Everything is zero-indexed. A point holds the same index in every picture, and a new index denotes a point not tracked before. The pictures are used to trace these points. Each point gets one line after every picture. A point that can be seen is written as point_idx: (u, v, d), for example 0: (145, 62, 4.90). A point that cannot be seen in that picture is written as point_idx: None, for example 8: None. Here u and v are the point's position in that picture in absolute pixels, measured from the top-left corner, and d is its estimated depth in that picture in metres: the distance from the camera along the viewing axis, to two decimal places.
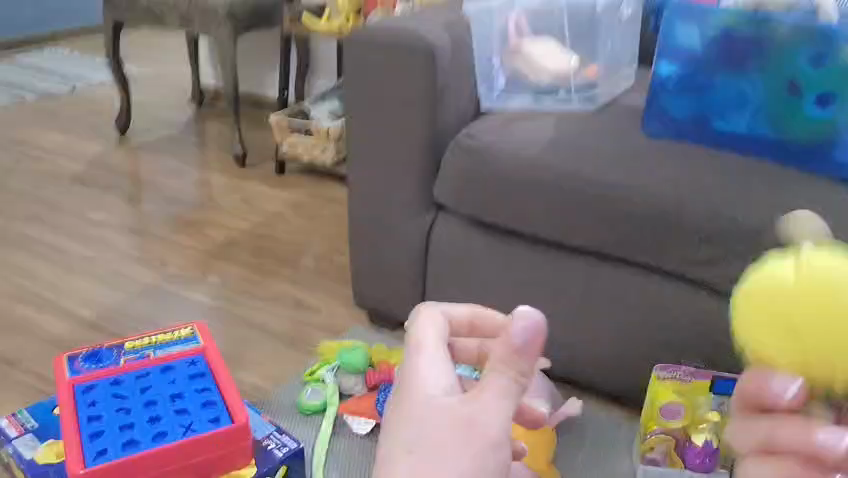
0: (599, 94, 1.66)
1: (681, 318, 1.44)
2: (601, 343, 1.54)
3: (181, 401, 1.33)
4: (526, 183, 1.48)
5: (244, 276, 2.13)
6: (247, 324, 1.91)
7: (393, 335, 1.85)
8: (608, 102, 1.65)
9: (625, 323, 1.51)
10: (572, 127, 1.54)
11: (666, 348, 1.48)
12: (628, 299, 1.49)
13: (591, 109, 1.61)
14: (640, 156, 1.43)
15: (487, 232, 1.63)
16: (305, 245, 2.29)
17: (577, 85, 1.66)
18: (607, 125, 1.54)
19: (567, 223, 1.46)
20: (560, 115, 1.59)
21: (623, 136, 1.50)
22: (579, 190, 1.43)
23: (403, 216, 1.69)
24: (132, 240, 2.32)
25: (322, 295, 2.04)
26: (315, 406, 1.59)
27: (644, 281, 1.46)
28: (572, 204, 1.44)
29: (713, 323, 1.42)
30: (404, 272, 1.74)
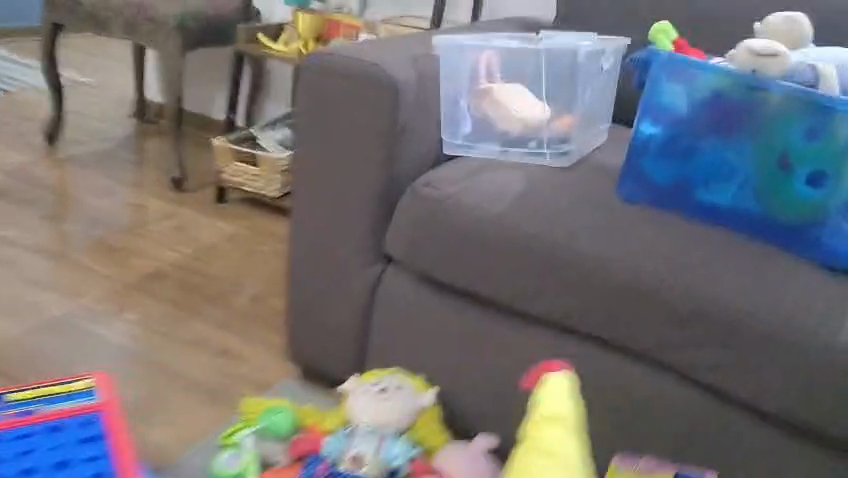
0: (573, 149, 1.51)
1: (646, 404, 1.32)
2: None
3: (67, 470, 1.13)
4: (487, 240, 1.33)
5: (167, 314, 1.93)
6: (165, 369, 1.71)
7: (326, 393, 1.67)
8: (580, 159, 1.51)
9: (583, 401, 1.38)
10: (542, 184, 1.40)
11: (625, 434, 1.35)
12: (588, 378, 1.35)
13: (565, 165, 1.47)
14: (614, 224, 1.31)
15: (440, 291, 1.48)
16: (240, 283, 2.10)
17: (549, 139, 1.52)
18: (579, 184, 1.41)
19: (529, 290, 1.33)
20: (529, 169, 1.45)
21: (596, 197, 1.37)
22: (546, 256, 1.30)
23: (348, 264, 1.53)
24: (45, 264, 2.09)
25: (252, 341, 1.85)
26: (228, 474, 1.37)
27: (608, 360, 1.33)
28: (536, 270, 1.31)
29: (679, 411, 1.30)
30: (345, 325, 1.58)
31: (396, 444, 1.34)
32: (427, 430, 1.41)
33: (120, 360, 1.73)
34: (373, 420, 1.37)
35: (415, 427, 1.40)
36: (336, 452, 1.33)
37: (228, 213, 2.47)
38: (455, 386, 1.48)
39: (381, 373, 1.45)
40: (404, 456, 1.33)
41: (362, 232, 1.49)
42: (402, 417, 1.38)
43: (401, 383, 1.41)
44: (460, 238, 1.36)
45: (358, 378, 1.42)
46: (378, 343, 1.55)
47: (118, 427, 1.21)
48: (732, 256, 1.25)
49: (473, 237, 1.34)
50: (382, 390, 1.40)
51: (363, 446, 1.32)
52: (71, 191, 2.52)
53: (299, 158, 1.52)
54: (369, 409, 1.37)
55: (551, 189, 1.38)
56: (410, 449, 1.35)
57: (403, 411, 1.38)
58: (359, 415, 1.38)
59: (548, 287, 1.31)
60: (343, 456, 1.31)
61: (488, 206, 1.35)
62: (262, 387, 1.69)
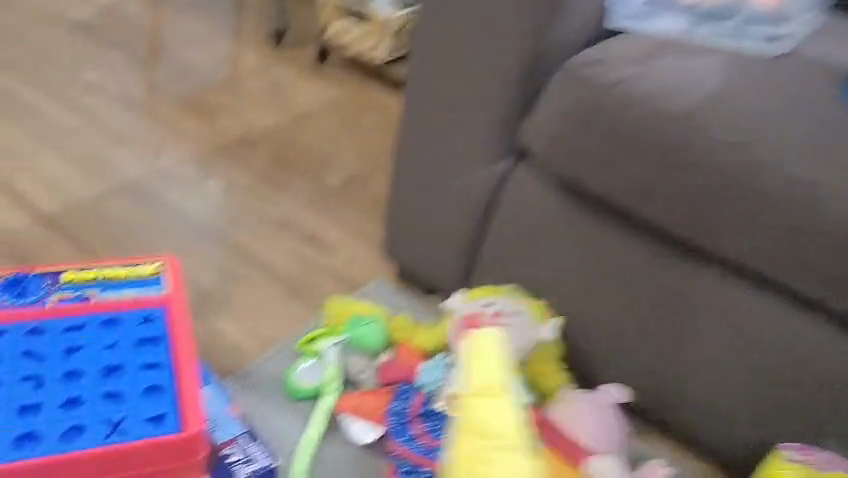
0: (786, 33, 1.15)
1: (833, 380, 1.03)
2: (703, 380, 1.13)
3: (115, 378, 0.93)
4: (656, 148, 1.01)
5: (253, 186, 1.72)
6: (246, 253, 1.52)
7: (423, 300, 1.44)
8: (796, 48, 1.13)
9: (747, 362, 1.09)
10: (743, 77, 1.05)
11: (795, 410, 1.07)
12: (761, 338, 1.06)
13: (777, 53, 1.11)
14: (837, 147, 0.96)
15: (578, 203, 1.18)
16: (336, 158, 1.85)
17: (756, 16, 1.17)
18: (791, 81, 1.05)
19: (701, 221, 1.02)
20: (727, 57, 1.09)
21: (811, 103, 1.02)
22: (734, 180, 0.98)
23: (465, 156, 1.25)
24: (127, 115, 1.90)
25: (344, 228, 1.62)
26: (306, 390, 1.19)
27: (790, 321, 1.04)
28: (717, 196, 0.99)
29: None
30: (454, 228, 1.32)
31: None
32: (544, 367, 1.17)
33: (197, 236, 1.54)
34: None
35: (528, 363, 1.17)
36: (435, 386, 1.13)
37: (329, 76, 2.19)
38: (580, 319, 1.22)
39: (493, 292, 1.19)
40: (515, 401, 1.10)
41: (488, 119, 1.20)
42: (518, 352, 1.12)
43: (518, 309, 1.15)
44: (617, 142, 1.04)
45: (466, 299, 1.16)
46: (491, 254, 1.29)
47: (181, 329, 1.00)
48: None
49: (638, 143, 1.02)
50: (495, 316, 1.13)
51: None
52: (162, 35, 2.30)
53: (420, 18, 1.22)
54: (477, 338, 1.12)
55: (753, 86, 1.03)
56: (525, 392, 1.10)
57: (519, 344, 1.12)
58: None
59: (729, 220, 0.99)
60: (443, 393, 1.11)
61: (665, 101, 1.01)
62: (350, 284, 1.48)
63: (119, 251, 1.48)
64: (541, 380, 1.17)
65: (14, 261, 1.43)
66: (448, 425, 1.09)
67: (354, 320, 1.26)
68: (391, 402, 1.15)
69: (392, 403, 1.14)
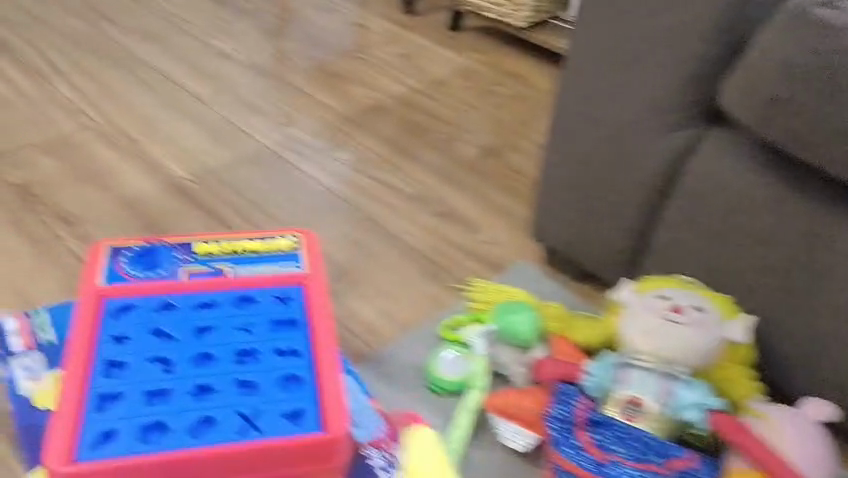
0: None
1: None
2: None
3: (249, 365, 0.83)
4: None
5: (382, 156, 1.61)
6: (379, 228, 1.41)
7: (571, 287, 1.29)
8: None
9: None
10: None
11: None
12: None
13: None
14: None
15: (773, 177, 0.98)
16: (474, 129, 1.71)
17: None
18: None
19: None
20: None
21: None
22: None
23: (638, 121, 1.08)
24: (256, 82, 1.83)
25: (479, 204, 1.49)
26: (449, 384, 1.07)
27: None
28: None
29: None
30: (618, 204, 1.14)
31: (691, 387, 0.93)
32: (734, 373, 0.99)
33: (328, 209, 1.44)
34: (659, 350, 0.95)
35: (715, 367, 0.98)
36: (600, 388, 0.96)
37: (463, 43, 2.05)
38: (772, 314, 1.03)
39: (671, 283, 1.01)
40: (700, 406, 0.92)
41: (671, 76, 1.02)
42: (704, 355, 0.95)
43: (703, 303, 0.97)
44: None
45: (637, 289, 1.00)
46: (663, 236, 1.11)
47: (319, 314, 0.89)
48: None
49: None
50: (675, 310, 0.96)
51: (639, 387, 0.94)
52: (293, 3, 2.22)
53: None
54: (653, 335, 0.95)
55: None
56: (709, 395, 0.93)
57: (705, 345, 0.94)
58: (640, 340, 0.96)
59: None
60: (611, 398, 0.95)
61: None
62: (491, 266, 1.33)
63: (249, 221, 1.40)
64: (733, 388, 0.98)
65: (143, 226, 1.38)
66: (620, 436, 0.93)
67: (503, 309, 1.11)
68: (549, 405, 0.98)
69: (552, 406, 0.97)
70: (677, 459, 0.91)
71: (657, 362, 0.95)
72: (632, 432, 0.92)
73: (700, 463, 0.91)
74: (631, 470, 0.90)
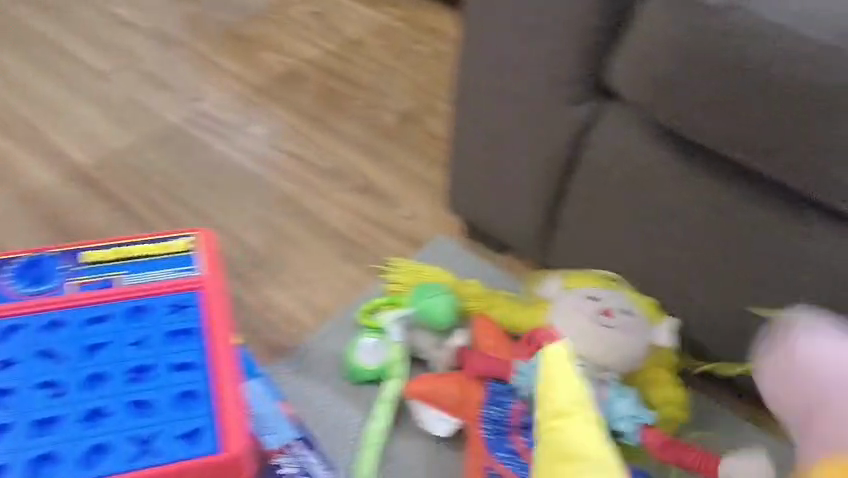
0: None
1: None
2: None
3: (143, 383, 0.80)
4: (800, 88, 0.83)
5: (297, 129, 1.55)
6: (298, 208, 1.36)
7: (490, 259, 1.28)
8: None
9: None
10: None
11: None
12: None
13: None
14: None
15: (671, 149, 0.98)
16: (392, 94, 1.66)
17: None
18: None
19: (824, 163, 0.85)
20: None
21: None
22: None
23: (547, 97, 1.06)
24: (160, 53, 1.73)
25: (397, 175, 1.45)
26: (367, 373, 1.06)
27: None
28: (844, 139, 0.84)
29: None
30: (532, 180, 1.13)
31: (622, 396, 0.96)
32: (655, 375, 1.01)
33: (243, 191, 1.39)
34: (592, 354, 0.98)
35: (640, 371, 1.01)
36: (532, 391, 0.94)
37: None
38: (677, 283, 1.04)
39: (595, 282, 1.05)
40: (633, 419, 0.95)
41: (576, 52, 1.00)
42: (633, 354, 0.99)
43: (630, 305, 1.01)
44: (753, 84, 0.86)
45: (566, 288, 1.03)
46: (578, 212, 1.10)
47: (217, 320, 0.87)
48: None
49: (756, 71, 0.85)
50: (606, 313, 1.00)
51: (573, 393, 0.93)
52: None
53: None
54: (586, 338, 0.98)
55: None
56: (643, 408, 0.96)
57: (633, 348, 0.98)
58: (572, 342, 0.99)
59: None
60: (544, 406, 0.93)
61: (807, 32, 0.83)
62: (412, 244, 1.31)
63: (157, 209, 1.35)
64: (658, 389, 1.00)
65: (44, 222, 1.31)
66: None
67: (424, 291, 1.10)
68: (482, 406, 0.96)
69: (484, 409, 0.95)
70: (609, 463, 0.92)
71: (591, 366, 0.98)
72: None
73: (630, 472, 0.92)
74: None
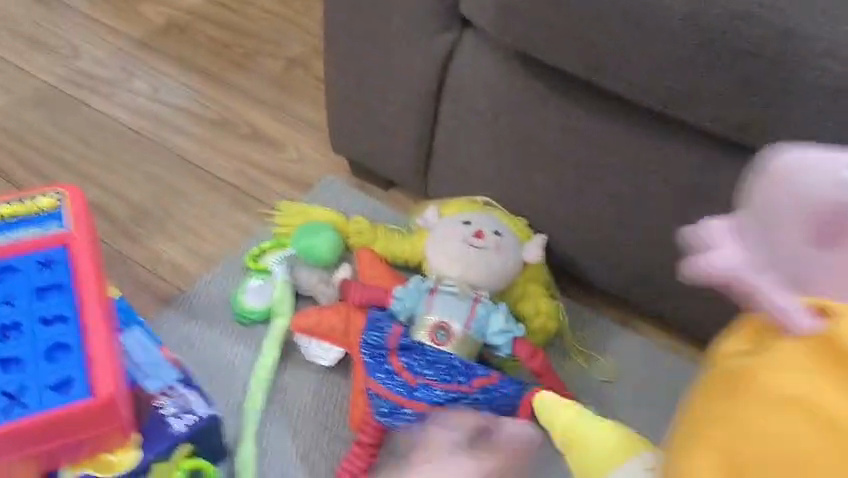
0: None
1: None
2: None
3: (12, 341, 0.82)
4: (622, 7, 0.87)
5: (180, 81, 1.53)
6: (182, 163, 1.36)
7: (376, 197, 1.31)
8: None
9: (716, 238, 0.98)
10: None
11: None
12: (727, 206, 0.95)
13: None
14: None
15: (523, 77, 1.02)
16: (276, 38, 1.64)
17: None
18: None
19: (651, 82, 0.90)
20: None
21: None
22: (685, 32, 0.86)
23: (405, 30, 1.08)
24: (32, 9, 1.67)
25: (284, 120, 1.46)
26: (257, 313, 1.09)
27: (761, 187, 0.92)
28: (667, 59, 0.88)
29: None
30: (402, 116, 1.16)
31: (496, 310, 1.00)
32: (532, 290, 1.06)
33: (125, 147, 1.38)
34: (466, 275, 1.01)
35: (512, 284, 1.06)
36: (413, 315, 1.01)
37: None
38: (539, 205, 1.10)
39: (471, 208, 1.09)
40: (505, 334, 0.99)
41: None
42: (505, 272, 1.03)
43: (501, 228, 1.05)
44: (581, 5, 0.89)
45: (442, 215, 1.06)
46: (448, 143, 1.14)
47: (84, 274, 0.86)
48: None
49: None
50: (478, 235, 1.03)
51: (447, 312, 0.98)
52: None
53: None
54: (460, 261, 1.02)
55: None
56: (515, 323, 1.00)
57: (504, 268, 1.03)
58: (446, 265, 1.02)
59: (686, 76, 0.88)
60: (422, 326, 0.98)
61: None
62: (298, 187, 1.33)
63: (37, 172, 1.33)
64: (528, 303, 1.05)
65: None
66: (430, 360, 0.96)
67: (310, 227, 1.13)
68: (363, 333, 1.00)
69: (364, 335, 0.99)
70: (481, 378, 0.95)
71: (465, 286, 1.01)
72: (441, 356, 0.96)
73: (501, 379, 0.96)
74: (439, 391, 0.94)
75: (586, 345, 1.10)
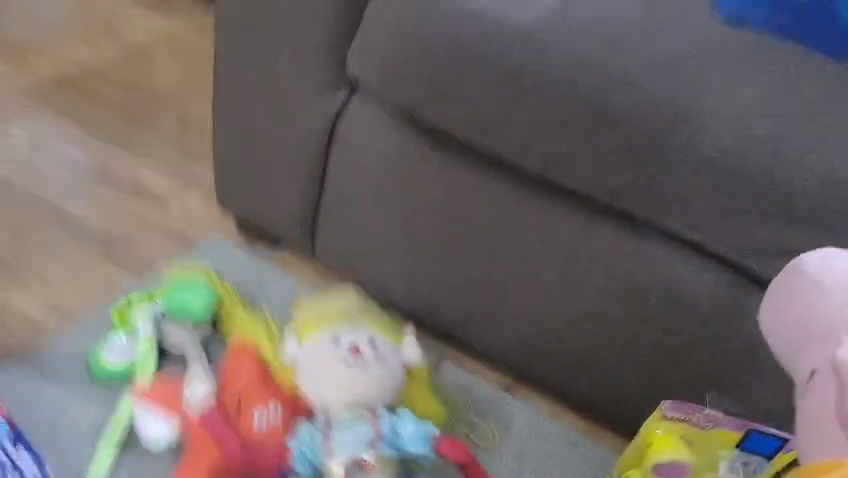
0: None
1: (675, 310, 0.95)
2: (579, 337, 1.02)
3: None
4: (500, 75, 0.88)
5: (62, 130, 1.48)
6: (52, 211, 1.29)
7: (263, 252, 1.27)
8: None
9: (591, 298, 0.99)
10: None
11: (640, 345, 0.99)
12: (602, 269, 0.97)
13: None
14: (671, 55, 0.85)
15: (409, 137, 1.03)
16: (172, 94, 1.62)
17: None
18: None
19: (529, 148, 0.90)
20: None
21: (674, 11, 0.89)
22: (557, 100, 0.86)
23: (290, 84, 1.07)
24: None
25: (172, 172, 1.41)
26: (115, 371, 1.03)
27: (633, 249, 0.95)
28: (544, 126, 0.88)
29: (720, 324, 0.93)
30: (287, 172, 1.14)
31: (400, 419, 0.93)
32: (416, 394, 1.04)
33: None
34: (350, 401, 0.97)
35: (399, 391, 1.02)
36: (316, 464, 0.92)
37: None
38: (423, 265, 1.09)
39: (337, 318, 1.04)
40: (419, 438, 0.92)
41: (315, 45, 1.02)
42: (386, 389, 0.99)
43: (374, 335, 1.01)
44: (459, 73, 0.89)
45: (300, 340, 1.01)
46: (331, 198, 1.13)
47: None
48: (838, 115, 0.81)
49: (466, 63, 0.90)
50: (354, 352, 1.00)
51: (347, 447, 0.91)
52: None
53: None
54: (343, 391, 0.97)
55: None
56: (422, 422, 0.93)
57: (382, 384, 0.99)
58: (333, 395, 0.98)
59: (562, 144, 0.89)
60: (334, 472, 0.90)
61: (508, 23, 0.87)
62: (179, 241, 1.28)
63: None
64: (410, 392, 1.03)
65: None
66: None
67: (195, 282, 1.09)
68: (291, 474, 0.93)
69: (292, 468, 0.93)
70: None
71: (354, 409, 0.96)
72: None
73: None
74: None
75: (464, 407, 1.08)
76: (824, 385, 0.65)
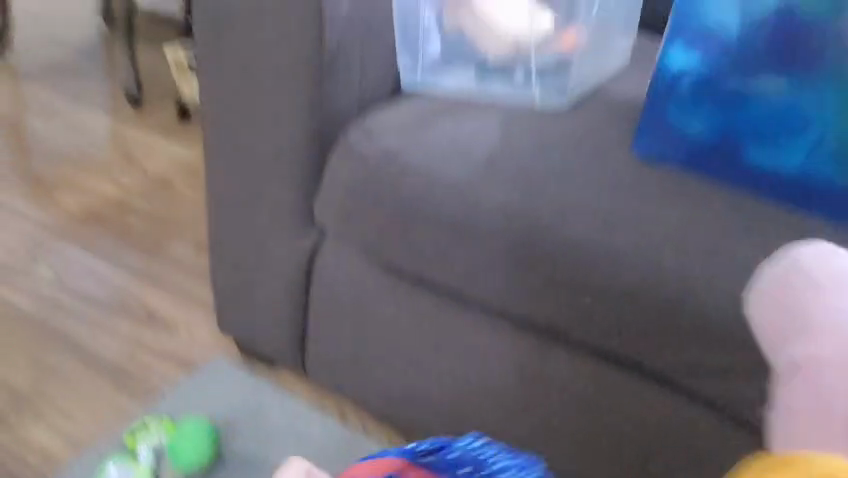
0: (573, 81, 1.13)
1: (626, 423, 1.01)
2: (549, 452, 1.09)
3: None
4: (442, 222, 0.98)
5: (89, 266, 1.65)
6: (74, 345, 1.43)
7: (263, 373, 1.38)
8: (584, 94, 1.13)
9: (552, 414, 1.06)
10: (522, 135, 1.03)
11: (603, 456, 1.05)
12: (557, 388, 1.04)
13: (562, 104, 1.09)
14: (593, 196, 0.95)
15: (376, 272, 1.13)
16: (190, 226, 1.78)
17: (540, 68, 1.13)
18: (563, 129, 1.04)
19: (473, 285, 1.00)
20: (508, 111, 1.08)
21: (597, 154, 0.99)
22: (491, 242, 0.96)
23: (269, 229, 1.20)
24: None
25: (184, 300, 1.55)
26: None
27: (582, 369, 1.02)
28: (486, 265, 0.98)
29: (671, 437, 0.99)
30: (275, 304, 1.25)
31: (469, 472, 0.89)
32: None
33: (22, 333, 1.46)
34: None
35: None
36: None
37: (188, 139, 2.18)
38: (402, 385, 1.18)
39: None
40: None
41: (286, 195, 1.15)
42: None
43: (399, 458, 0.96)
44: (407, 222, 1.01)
45: None
46: (316, 325, 1.23)
47: None
48: (747, 242, 0.88)
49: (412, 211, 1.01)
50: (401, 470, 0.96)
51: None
52: (23, 119, 2.27)
53: (200, 87, 1.16)
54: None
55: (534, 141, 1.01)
56: None
57: None
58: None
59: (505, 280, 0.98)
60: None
61: (443, 178, 0.98)
62: (186, 367, 1.39)
63: None
64: None
65: None
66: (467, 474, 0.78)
67: (208, 426, 1.20)
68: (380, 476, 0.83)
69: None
70: None
71: None
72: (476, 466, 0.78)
73: None
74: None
75: None
76: (814, 375, 0.55)
